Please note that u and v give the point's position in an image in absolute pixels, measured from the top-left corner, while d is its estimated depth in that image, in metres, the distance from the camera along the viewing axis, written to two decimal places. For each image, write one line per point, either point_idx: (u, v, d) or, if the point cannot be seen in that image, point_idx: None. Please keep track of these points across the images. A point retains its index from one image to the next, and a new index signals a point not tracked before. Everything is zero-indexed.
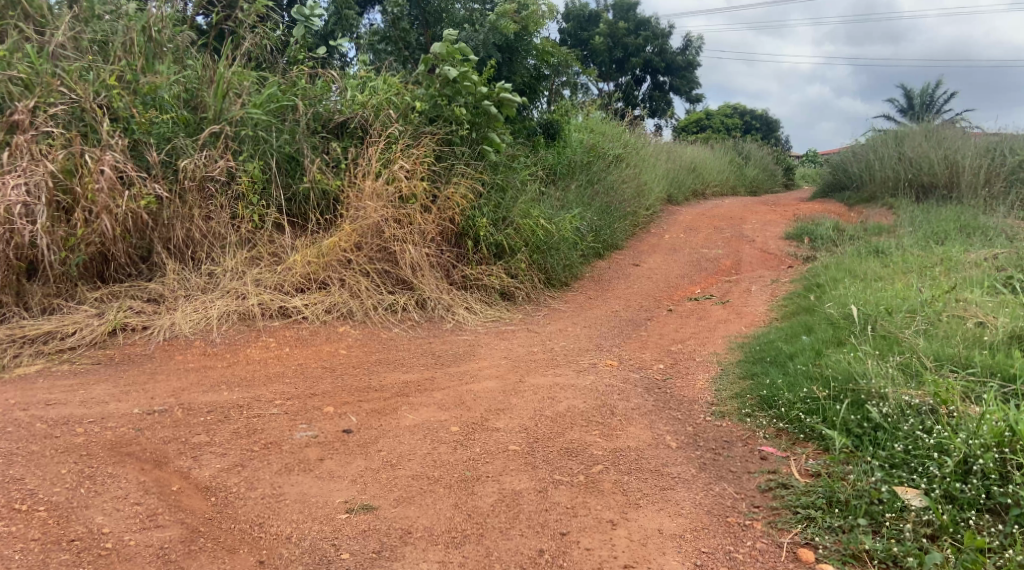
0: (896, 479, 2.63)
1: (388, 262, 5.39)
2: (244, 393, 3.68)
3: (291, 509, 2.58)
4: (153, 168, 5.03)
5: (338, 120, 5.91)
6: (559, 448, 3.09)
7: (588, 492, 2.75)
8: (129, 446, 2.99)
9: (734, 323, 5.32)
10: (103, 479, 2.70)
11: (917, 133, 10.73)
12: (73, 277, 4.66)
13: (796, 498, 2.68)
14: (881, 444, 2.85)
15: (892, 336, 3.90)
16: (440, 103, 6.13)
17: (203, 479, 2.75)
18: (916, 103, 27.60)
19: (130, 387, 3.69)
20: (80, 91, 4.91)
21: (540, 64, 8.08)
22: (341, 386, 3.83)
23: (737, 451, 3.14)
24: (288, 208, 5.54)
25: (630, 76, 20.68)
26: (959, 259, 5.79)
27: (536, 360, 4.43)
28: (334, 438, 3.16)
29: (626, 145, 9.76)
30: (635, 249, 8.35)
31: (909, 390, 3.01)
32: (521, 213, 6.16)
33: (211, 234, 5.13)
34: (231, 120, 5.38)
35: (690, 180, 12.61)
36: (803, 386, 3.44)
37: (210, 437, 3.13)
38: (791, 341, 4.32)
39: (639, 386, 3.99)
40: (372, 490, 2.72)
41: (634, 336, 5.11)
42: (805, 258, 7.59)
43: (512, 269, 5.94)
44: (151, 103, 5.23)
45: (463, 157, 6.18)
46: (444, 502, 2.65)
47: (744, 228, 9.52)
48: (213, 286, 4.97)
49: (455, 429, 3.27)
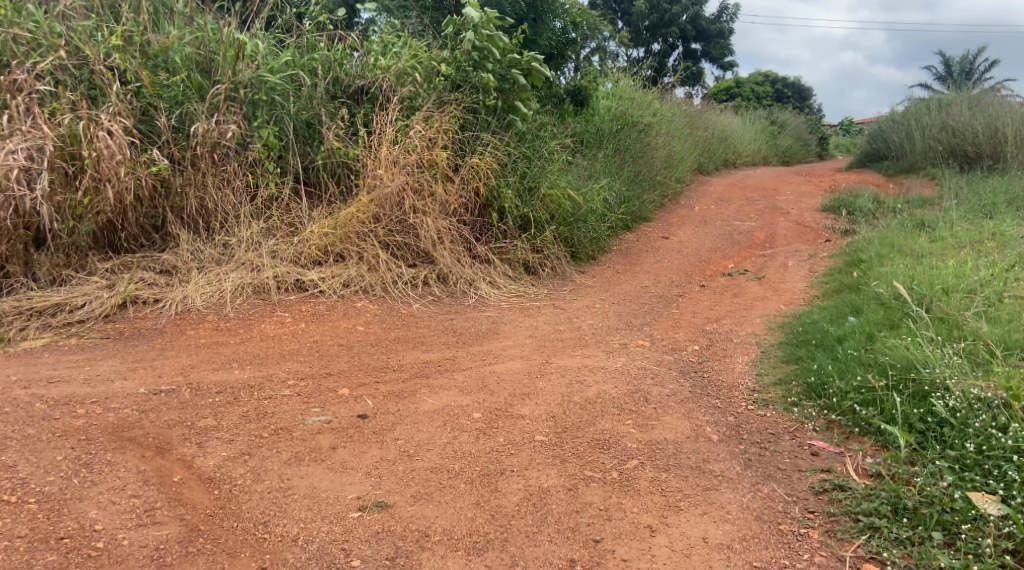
0: (969, 484, 2.35)
1: (408, 234, 5.15)
2: (256, 372, 3.48)
3: (299, 506, 2.38)
4: (163, 134, 4.83)
5: (357, 85, 5.61)
6: (589, 440, 2.85)
7: (623, 491, 2.51)
8: (131, 430, 2.80)
9: (773, 301, 5.01)
10: (101, 467, 2.52)
11: (960, 100, 10.22)
12: (83, 248, 4.49)
13: (856, 504, 2.42)
14: (948, 443, 2.58)
15: (951, 320, 3.60)
16: (463, 66, 5.83)
17: (206, 470, 2.55)
18: (955, 70, 26.61)
19: (137, 364, 3.52)
20: (87, 52, 4.71)
21: (567, 26, 7.73)
22: (358, 365, 3.62)
23: (785, 445, 2.89)
24: (305, 176, 5.32)
25: (662, 41, 20.03)
26: (1012, 235, 5.43)
27: (563, 340, 4.18)
28: (348, 424, 2.95)
29: (657, 113, 9.37)
30: (666, 221, 8.02)
31: (978, 382, 2.73)
32: (548, 183, 5.87)
33: (225, 203, 4.91)
34: (245, 84, 5.11)
35: (721, 150, 12.18)
36: (856, 374, 3.17)
37: (217, 420, 2.93)
38: (837, 323, 4.03)
39: (674, 369, 3.73)
40: (386, 485, 2.50)
41: (665, 314, 4.83)
42: (844, 232, 7.23)
43: (539, 243, 5.66)
44: (163, 66, 5.01)
45: (486, 125, 5.89)
46: (465, 500, 2.44)
47: (779, 200, 9.12)
48: (227, 257, 4.76)
49: (478, 416, 3.04)
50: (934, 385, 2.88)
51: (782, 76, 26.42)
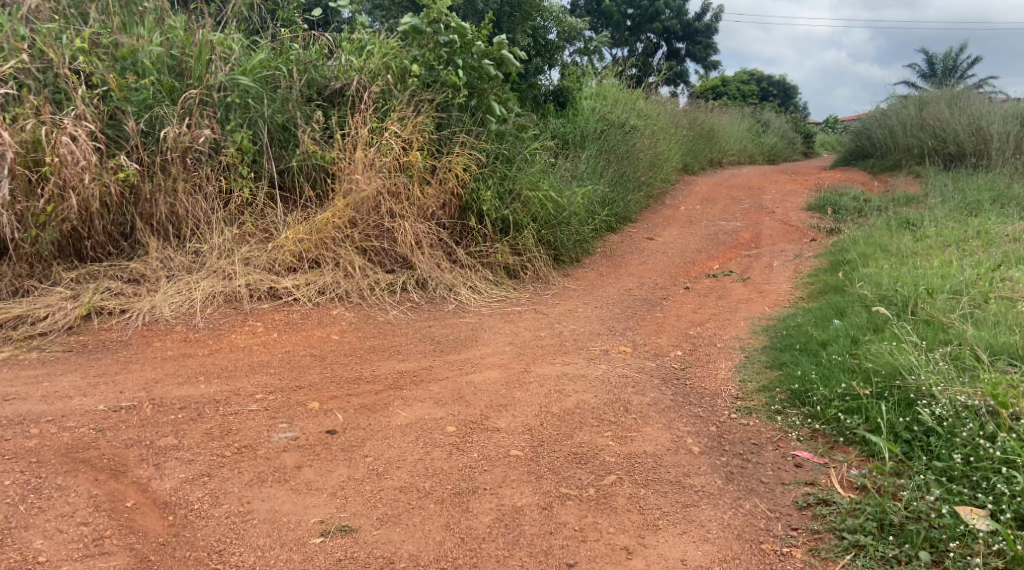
0: (957, 498, 2.28)
1: (385, 239, 5.03)
2: (223, 386, 3.34)
3: (258, 532, 2.27)
4: (132, 139, 4.68)
5: (333, 87, 5.47)
6: (566, 454, 2.75)
7: (599, 509, 2.42)
8: (85, 451, 2.67)
9: (757, 303, 4.92)
10: (50, 493, 2.40)
11: (942, 98, 10.19)
12: (46, 256, 4.35)
13: (841, 520, 2.33)
14: (935, 453, 2.51)
15: (937, 323, 3.52)
16: (436, 65, 5.65)
17: (162, 493, 2.43)
18: (937, 67, 26.73)
19: (99, 379, 3.37)
20: (51, 55, 4.57)
21: (547, 24, 7.63)
22: (330, 376, 3.50)
23: (768, 456, 2.80)
24: (280, 181, 5.19)
25: (645, 40, 19.98)
26: (996, 233, 5.39)
27: (543, 346, 4.07)
28: (316, 440, 2.83)
29: (641, 113, 9.30)
30: (650, 222, 7.93)
31: (965, 389, 2.66)
32: (529, 185, 5.76)
33: (197, 209, 4.77)
34: (217, 87, 4.98)
35: (706, 149, 12.12)
36: (841, 381, 3.08)
37: (178, 439, 2.80)
38: (821, 326, 3.95)
39: (656, 377, 3.63)
40: (352, 507, 2.40)
41: (648, 318, 4.73)
42: (829, 231, 7.17)
43: (520, 245, 5.55)
44: (131, 68, 4.86)
45: (464, 125, 5.72)
46: (435, 522, 2.33)
47: (764, 200, 9.05)
48: (198, 265, 4.63)
49: (452, 429, 2.93)
50: (921, 392, 2.80)
51: (766, 75, 26.46)
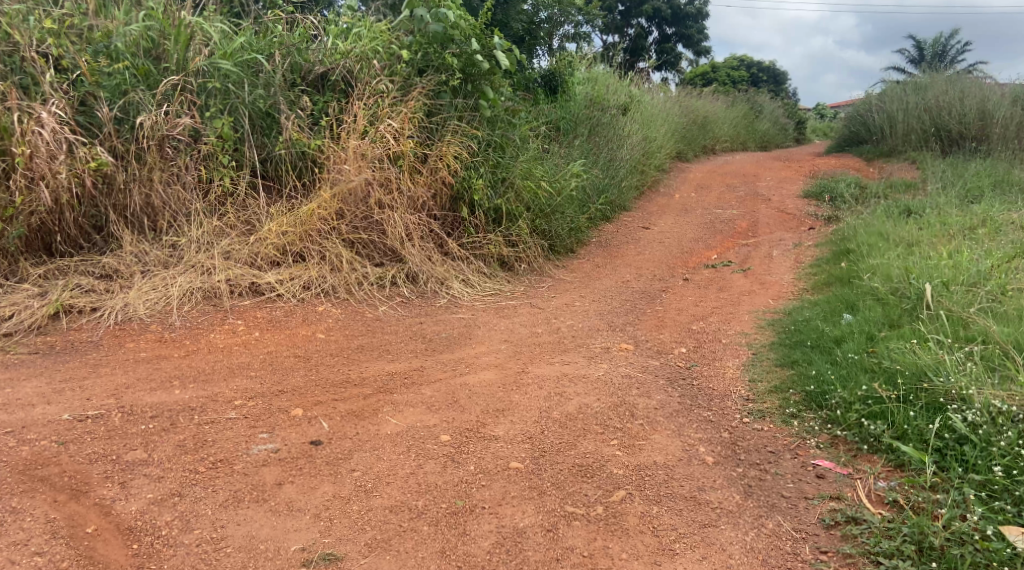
0: (1001, 517, 2.12)
1: (374, 231, 4.79)
2: (199, 391, 3.11)
3: (234, 561, 2.08)
4: (105, 126, 4.40)
5: (318, 72, 5.17)
6: (570, 466, 2.55)
7: (609, 531, 2.23)
8: (45, 468, 2.44)
9: (760, 295, 4.72)
10: (4, 517, 2.18)
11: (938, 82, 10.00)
12: (13, 251, 4.07)
13: (875, 542, 2.14)
14: (971, 463, 2.32)
15: (959, 317, 3.32)
16: (428, 51, 5.35)
17: (127, 517, 2.22)
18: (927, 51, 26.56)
19: (65, 384, 3.13)
20: (18, 37, 4.30)
21: (538, 7, 7.34)
22: (314, 379, 3.27)
23: (787, 466, 2.60)
24: (263, 170, 4.91)
25: (635, 26, 19.73)
26: (1002, 220, 5.23)
27: (540, 344, 3.85)
28: (299, 453, 2.61)
29: (634, 99, 9.04)
30: (644, 211, 7.71)
31: (1000, 395, 2.48)
32: (522, 173, 5.53)
33: (175, 201, 4.51)
34: (195, 72, 4.70)
35: (700, 137, 11.89)
36: (861, 382, 2.87)
37: (149, 452, 2.57)
38: (832, 321, 3.75)
39: (662, 377, 3.41)
40: (337, 531, 2.20)
41: (648, 312, 4.51)
42: (828, 219, 6.99)
43: (513, 236, 5.33)
44: (104, 52, 4.57)
45: (456, 110, 5.44)
46: (429, 547, 2.14)
47: (759, 187, 8.85)
48: (176, 259, 4.37)
49: (446, 438, 2.71)
50: (950, 397, 2.60)
51: (756, 60, 26.13)
